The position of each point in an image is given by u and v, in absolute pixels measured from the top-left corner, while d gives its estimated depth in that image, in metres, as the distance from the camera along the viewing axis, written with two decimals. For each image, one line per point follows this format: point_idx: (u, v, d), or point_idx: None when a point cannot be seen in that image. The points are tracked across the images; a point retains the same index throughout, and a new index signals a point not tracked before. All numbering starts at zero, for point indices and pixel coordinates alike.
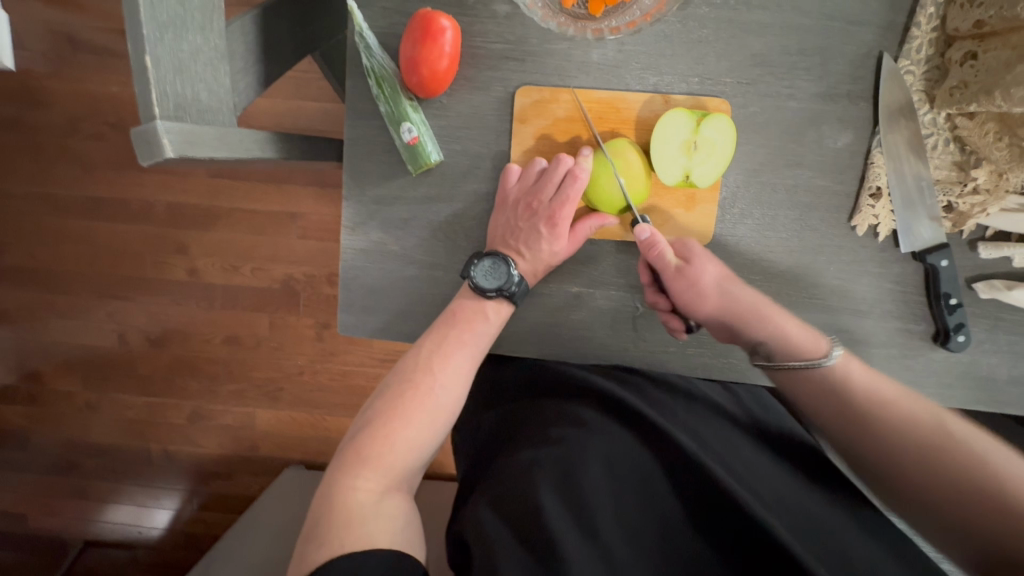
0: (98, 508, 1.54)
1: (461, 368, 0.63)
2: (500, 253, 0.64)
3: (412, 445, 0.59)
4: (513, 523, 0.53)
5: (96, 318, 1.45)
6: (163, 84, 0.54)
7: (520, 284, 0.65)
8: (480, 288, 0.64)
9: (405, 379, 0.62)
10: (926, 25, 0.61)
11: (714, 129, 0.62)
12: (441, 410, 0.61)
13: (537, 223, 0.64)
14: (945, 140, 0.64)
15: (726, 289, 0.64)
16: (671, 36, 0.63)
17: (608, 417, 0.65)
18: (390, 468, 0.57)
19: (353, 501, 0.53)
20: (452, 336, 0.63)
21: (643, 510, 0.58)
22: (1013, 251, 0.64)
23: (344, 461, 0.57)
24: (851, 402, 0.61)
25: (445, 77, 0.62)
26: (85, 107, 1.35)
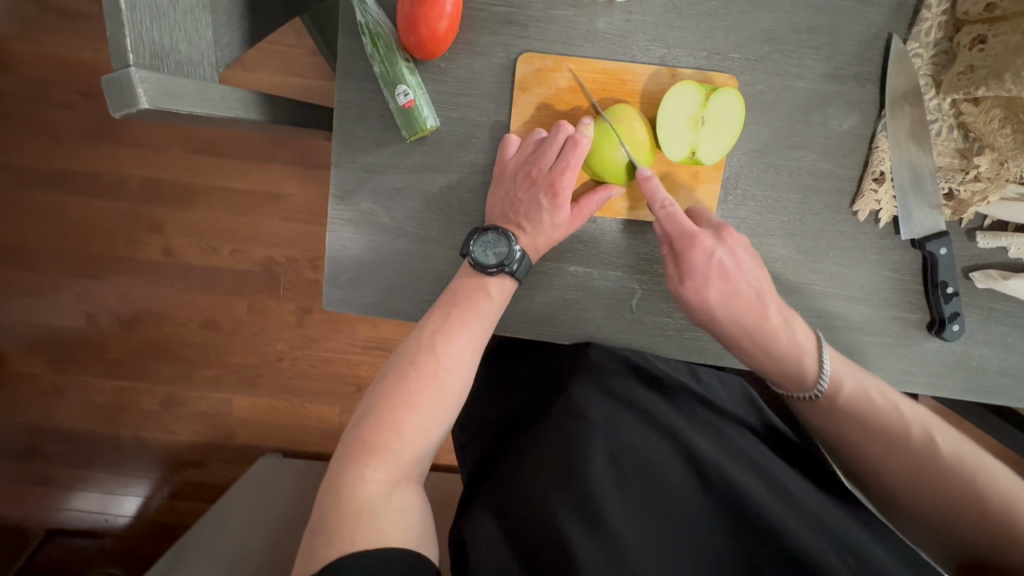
0: (61, 495, 1.47)
1: (468, 348, 0.60)
2: (499, 227, 0.61)
3: (422, 431, 0.55)
4: (520, 527, 0.52)
5: (63, 296, 1.38)
6: (139, 28, 0.50)
7: (521, 258, 0.61)
8: (480, 264, 0.61)
9: (409, 362, 0.58)
10: (936, 7, 0.60)
11: (722, 104, 0.60)
12: (450, 393, 0.58)
13: (538, 194, 0.61)
14: (949, 127, 0.63)
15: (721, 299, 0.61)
16: (680, 7, 0.61)
17: (616, 404, 0.62)
18: (399, 456, 0.53)
19: (362, 494, 0.50)
20: (456, 316, 0.60)
21: (654, 508, 0.54)
22: (1011, 241, 0.63)
23: (350, 452, 0.53)
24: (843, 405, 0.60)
25: (444, 39, 0.59)
26: (56, 72, 1.27)
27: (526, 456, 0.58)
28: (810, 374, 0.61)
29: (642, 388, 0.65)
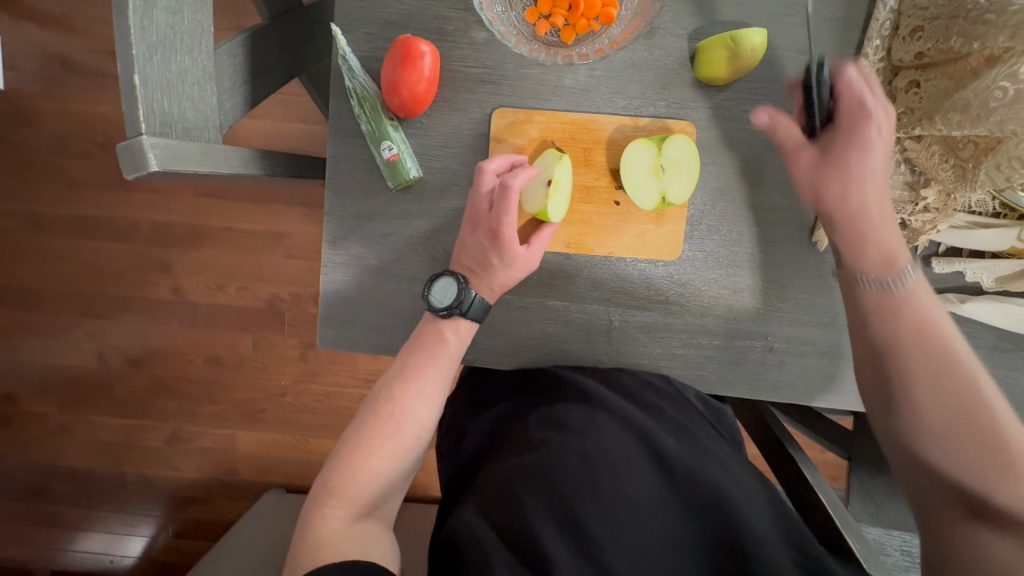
0: (69, 536, 1.50)
1: (430, 392, 0.63)
2: (449, 272, 0.65)
3: (380, 473, 0.58)
4: (497, 526, 0.54)
5: (75, 337, 1.44)
6: (151, 101, 0.56)
7: (473, 299, 0.64)
8: (431, 305, 0.64)
9: (369, 409, 0.62)
10: (873, 56, 0.66)
11: (677, 150, 0.65)
12: (411, 435, 0.61)
13: (483, 239, 0.64)
14: (896, 162, 0.67)
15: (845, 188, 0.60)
16: (638, 63, 0.67)
17: (588, 411, 0.64)
18: (357, 495, 0.57)
19: (323, 529, 0.54)
20: (414, 362, 0.64)
21: (623, 503, 0.57)
22: (964, 266, 0.67)
23: (315, 495, 0.57)
24: (911, 321, 0.57)
25: (425, 99, 0.65)
26: (73, 127, 1.36)
27: (505, 464, 0.61)
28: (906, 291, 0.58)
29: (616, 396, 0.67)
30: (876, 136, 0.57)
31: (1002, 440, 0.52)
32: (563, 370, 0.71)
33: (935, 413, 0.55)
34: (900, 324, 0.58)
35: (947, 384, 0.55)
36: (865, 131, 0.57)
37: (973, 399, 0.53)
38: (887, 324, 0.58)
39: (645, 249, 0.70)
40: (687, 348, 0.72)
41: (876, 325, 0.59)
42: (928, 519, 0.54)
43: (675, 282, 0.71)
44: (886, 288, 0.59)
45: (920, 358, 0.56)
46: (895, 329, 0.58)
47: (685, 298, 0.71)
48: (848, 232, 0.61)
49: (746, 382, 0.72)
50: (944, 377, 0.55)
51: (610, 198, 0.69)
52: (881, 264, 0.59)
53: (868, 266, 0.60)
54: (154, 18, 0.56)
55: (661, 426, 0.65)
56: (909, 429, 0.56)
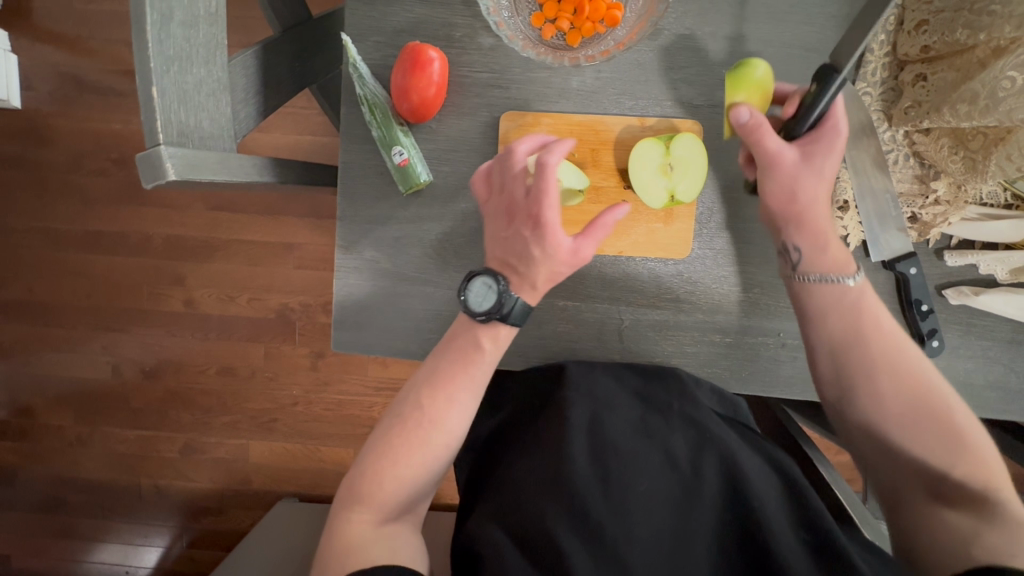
0: (86, 548, 1.52)
1: (460, 401, 0.61)
2: (489, 271, 0.62)
3: (407, 480, 0.58)
4: (513, 530, 0.55)
5: (91, 350, 1.46)
6: (168, 112, 0.58)
7: (514, 300, 0.61)
8: (470, 309, 0.61)
9: (397, 414, 0.61)
10: (879, 50, 0.66)
11: (684, 148, 0.66)
12: (439, 444, 0.60)
13: (522, 227, 0.61)
14: (905, 156, 0.67)
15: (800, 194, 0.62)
16: (643, 64, 0.68)
17: (596, 411, 0.65)
18: (385, 502, 0.57)
19: (350, 533, 0.55)
20: (444, 367, 0.62)
21: (634, 502, 0.58)
22: (978, 258, 0.67)
23: (342, 497, 0.58)
24: (866, 320, 0.62)
25: (434, 104, 0.66)
26: (89, 144, 1.39)
27: (517, 467, 0.62)
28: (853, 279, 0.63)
29: (625, 397, 0.67)
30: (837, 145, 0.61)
31: (951, 425, 0.57)
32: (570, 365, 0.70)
33: (893, 408, 0.60)
34: (856, 321, 0.62)
35: (902, 381, 0.60)
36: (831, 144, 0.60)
37: (928, 395, 0.59)
38: (846, 324, 0.62)
39: (655, 248, 0.70)
40: (698, 346, 0.72)
41: (834, 324, 0.63)
42: (901, 499, 0.59)
43: (686, 281, 0.71)
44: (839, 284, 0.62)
45: (877, 358, 0.61)
46: (854, 327, 0.62)
47: (696, 297, 0.71)
48: (800, 228, 0.63)
49: (760, 380, 0.72)
50: (901, 375, 0.60)
51: (619, 198, 0.69)
52: (834, 261, 0.63)
53: (820, 265, 0.63)
54: (170, 32, 0.57)
55: (672, 422, 0.65)
56: (871, 422, 0.61)
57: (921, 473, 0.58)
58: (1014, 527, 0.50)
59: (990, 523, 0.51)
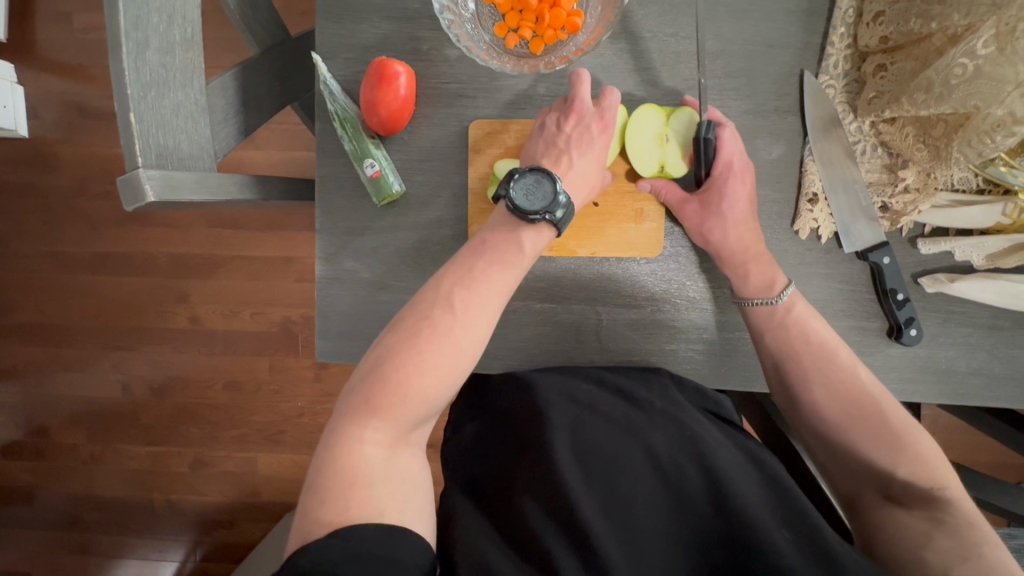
0: (102, 563, 1.55)
1: (489, 310, 0.58)
2: (542, 173, 0.63)
3: (429, 395, 0.54)
4: (499, 532, 0.55)
5: (100, 369, 1.50)
6: (146, 136, 0.60)
7: (563, 207, 0.63)
8: (522, 209, 0.62)
9: (421, 315, 0.56)
10: (839, 43, 0.66)
11: (681, 121, 0.68)
12: (464, 354, 0.56)
13: (580, 130, 0.67)
14: (873, 146, 0.68)
15: (720, 228, 0.66)
16: (607, 67, 0.69)
17: (577, 411, 0.66)
18: (403, 419, 0.52)
19: (360, 456, 0.49)
20: (480, 266, 0.60)
21: (612, 500, 0.58)
22: (952, 245, 0.67)
23: (350, 409, 0.52)
24: (797, 335, 0.64)
25: (403, 116, 0.68)
26: (92, 169, 1.44)
27: (499, 473, 0.62)
28: (773, 289, 0.66)
29: (607, 399, 0.68)
30: (741, 186, 0.67)
31: (891, 428, 0.58)
32: (547, 373, 0.71)
33: (832, 413, 0.61)
34: (789, 337, 0.64)
35: (840, 391, 0.61)
36: (734, 182, 0.66)
37: (865, 403, 0.60)
38: (780, 341, 0.64)
39: (625, 246, 0.71)
40: (676, 343, 0.72)
41: (770, 341, 0.65)
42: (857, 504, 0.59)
43: (660, 279, 0.72)
44: (768, 305, 0.65)
45: (814, 369, 0.62)
46: (788, 343, 0.64)
47: (671, 295, 0.72)
48: (721, 264, 0.67)
49: (737, 376, 0.73)
50: (837, 384, 0.61)
51: (589, 200, 0.71)
52: (760, 281, 0.66)
53: (750, 290, 0.66)
54: (146, 59, 0.60)
55: (652, 419, 0.65)
56: (821, 429, 0.62)
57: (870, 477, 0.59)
58: (960, 527, 0.50)
59: (940, 524, 0.51)
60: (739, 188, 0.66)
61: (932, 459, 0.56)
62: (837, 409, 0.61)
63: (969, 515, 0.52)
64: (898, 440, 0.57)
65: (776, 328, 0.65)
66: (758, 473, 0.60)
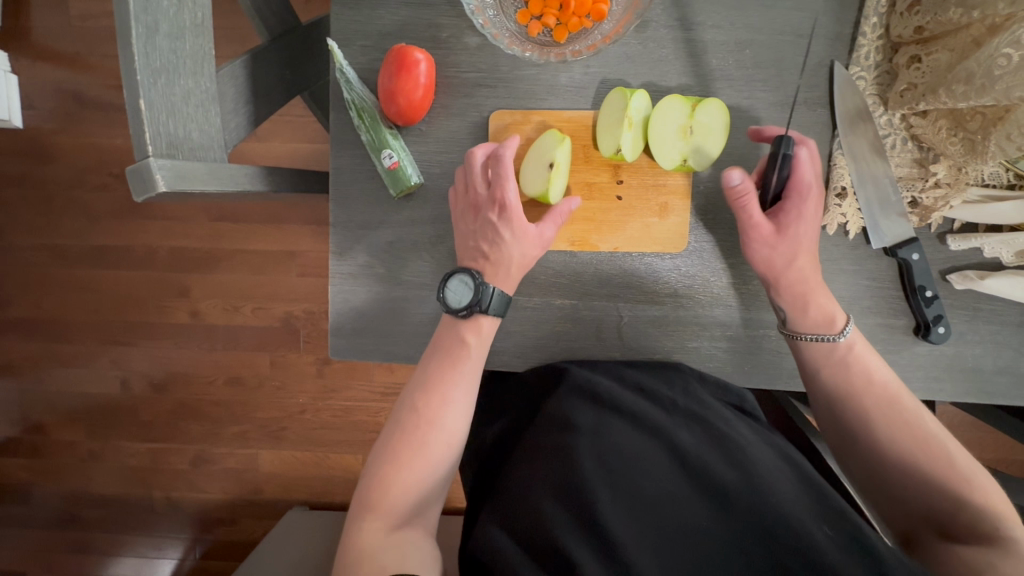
0: (100, 562, 1.53)
1: (456, 400, 0.61)
2: (461, 270, 0.63)
3: (415, 481, 0.58)
4: (521, 534, 0.53)
5: (99, 365, 1.47)
6: (157, 124, 0.58)
7: (491, 294, 0.63)
8: (451, 305, 0.63)
9: (399, 417, 0.61)
10: (871, 34, 0.65)
11: (708, 115, 0.65)
12: (441, 445, 0.60)
13: (485, 215, 0.64)
14: (903, 140, 0.66)
15: (782, 256, 0.64)
16: (633, 57, 0.67)
17: (602, 415, 0.64)
18: (395, 506, 0.56)
19: (363, 543, 0.54)
20: (440, 365, 0.63)
21: (638, 501, 0.55)
22: (982, 241, 0.65)
23: (354, 508, 0.57)
24: (857, 374, 0.62)
25: (422, 106, 0.66)
26: (91, 160, 1.40)
27: (523, 474, 0.59)
28: (835, 325, 0.64)
29: (632, 399, 0.65)
30: (809, 210, 0.64)
31: (957, 469, 0.56)
32: (577, 368, 0.69)
33: (893, 453, 0.59)
34: (848, 376, 0.63)
35: (900, 429, 0.59)
36: (806, 204, 0.64)
37: (930, 444, 0.58)
38: (838, 378, 0.63)
39: (649, 242, 0.70)
40: (699, 340, 0.71)
41: (827, 379, 0.64)
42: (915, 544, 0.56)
43: (682, 275, 0.70)
44: (830, 342, 0.63)
45: (872, 407, 0.61)
46: (847, 381, 0.62)
47: (694, 292, 0.70)
48: (779, 293, 0.66)
49: (760, 373, 0.71)
50: (899, 422, 0.59)
51: (612, 193, 0.69)
52: (820, 313, 0.64)
53: (808, 324, 0.65)
54: (157, 44, 0.57)
55: (675, 420, 0.64)
56: (878, 466, 0.60)
57: (928, 516, 0.56)
58: None
59: (1009, 556, 0.49)
60: (812, 210, 0.64)
61: (1002, 501, 0.54)
62: (896, 444, 0.59)
63: None
64: (962, 483, 0.55)
65: (833, 363, 0.64)
66: (789, 470, 0.59)
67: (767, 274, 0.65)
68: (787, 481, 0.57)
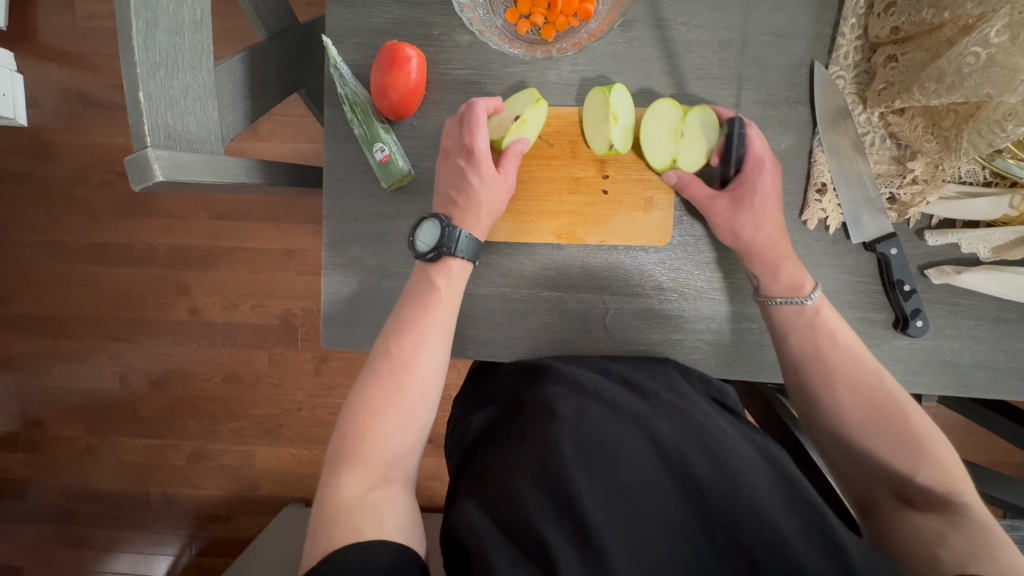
0: (96, 557, 1.54)
1: (427, 346, 0.63)
2: (433, 215, 0.66)
3: (391, 431, 0.58)
4: (501, 521, 0.54)
5: (98, 360, 1.49)
6: (155, 117, 0.59)
7: (461, 237, 0.65)
8: (419, 250, 0.65)
9: (371, 368, 0.62)
10: (850, 34, 0.67)
11: (699, 119, 0.67)
12: (415, 390, 0.61)
13: (458, 161, 0.67)
14: (881, 137, 0.68)
15: (749, 225, 0.66)
16: (619, 55, 0.69)
17: (584, 402, 0.63)
18: (373, 458, 0.57)
19: (340, 497, 0.53)
20: (411, 315, 0.64)
21: (616, 490, 0.56)
22: (959, 237, 0.67)
23: (329, 465, 0.57)
24: (822, 336, 0.64)
25: (413, 101, 0.68)
26: (93, 158, 1.43)
27: (503, 463, 0.59)
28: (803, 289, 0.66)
29: (613, 388, 0.66)
30: (767, 180, 0.68)
31: (914, 434, 0.58)
32: (560, 356, 0.71)
33: (854, 417, 0.61)
34: (814, 340, 0.65)
35: (862, 392, 0.61)
36: (761, 177, 0.67)
37: (890, 409, 0.60)
38: (804, 342, 0.65)
39: (635, 236, 0.71)
40: (683, 333, 0.73)
41: (794, 342, 0.66)
42: (871, 502, 0.59)
43: (667, 268, 0.72)
44: (796, 305, 0.66)
45: (837, 370, 0.63)
46: (812, 344, 0.65)
47: (678, 285, 0.72)
48: (751, 261, 0.67)
49: (742, 365, 0.73)
50: (861, 386, 0.61)
51: (598, 187, 0.70)
52: (789, 281, 0.67)
53: (779, 289, 0.67)
54: (157, 39, 0.59)
55: (659, 409, 0.63)
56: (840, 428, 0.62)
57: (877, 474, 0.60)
58: (975, 529, 0.51)
59: (956, 525, 0.51)
60: (769, 181, 0.68)
61: (957, 469, 0.57)
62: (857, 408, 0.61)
63: (983, 519, 0.52)
64: (914, 441, 0.58)
65: (801, 325, 0.66)
66: (766, 463, 0.60)
67: (738, 243, 0.67)
68: (762, 474, 0.58)
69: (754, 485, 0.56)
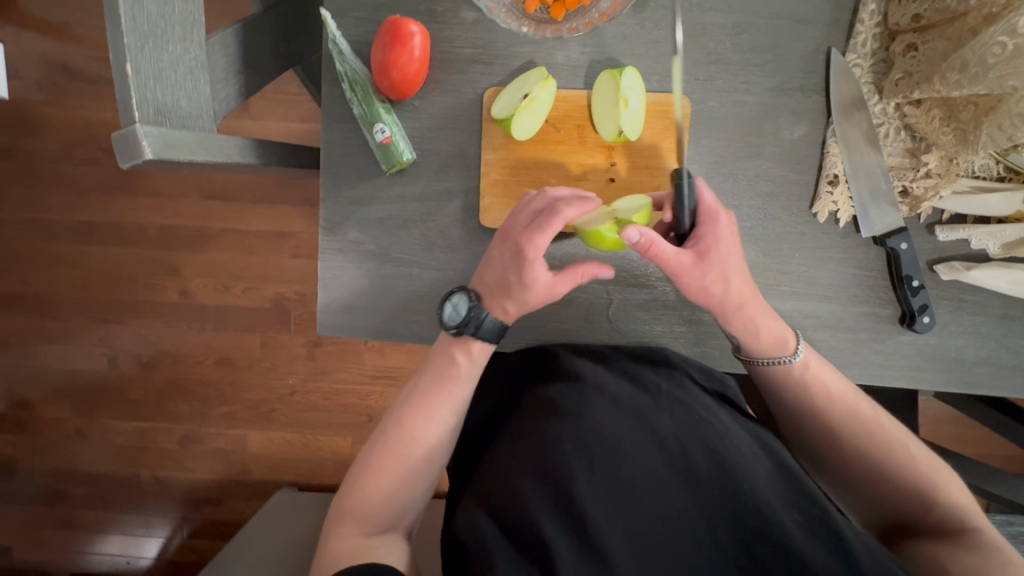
0: (86, 539, 1.53)
1: (440, 418, 0.60)
2: (466, 288, 0.61)
3: (390, 492, 0.58)
4: (500, 520, 0.53)
5: (86, 342, 1.46)
6: (144, 90, 0.56)
7: (486, 320, 0.61)
8: (443, 320, 0.61)
9: (383, 427, 0.61)
10: (869, 21, 0.65)
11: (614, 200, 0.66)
12: (422, 460, 0.59)
13: (503, 250, 0.59)
14: (896, 129, 0.66)
15: (720, 285, 0.59)
16: (630, 36, 0.66)
17: (580, 391, 0.61)
18: (372, 515, 0.57)
19: (338, 549, 0.54)
20: (430, 384, 0.62)
21: (616, 484, 0.54)
22: (970, 233, 0.66)
23: (332, 514, 0.58)
24: (817, 393, 0.61)
25: (416, 81, 0.65)
26: (79, 134, 1.38)
27: (504, 457, 0.58)
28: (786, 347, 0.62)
29: (613, 377, 0.64)
30: (726, 231, 0.58)
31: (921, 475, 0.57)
32: (562, 350, 0.70)
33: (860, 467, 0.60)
34: (810, 397, 0.61)
35: (867, 442, 0.59)
36: (720, 231, 0.58)
37: (893, 449, 0.58)
38: (800, 402, 0.62)
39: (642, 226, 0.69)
40: (685, 325, 0.72)
41: (792, 400, 0.63)
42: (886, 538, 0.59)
43: None
44: (785, 364, 0.62)
45: (838, 424, 0.60)
46: (809, 403, 0.62)
47: None
48: (727, 320, 0.62)
49: None
50: (863, 436, 0.59)
51: (605, 175, 0.68)
52: (770, 336, 0.62)
53: (761, 347, 0.63)
54: (146, 7, 0.56)
55: (660, 401, 0.61)
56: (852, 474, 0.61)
57: (897, 519, 0.59)
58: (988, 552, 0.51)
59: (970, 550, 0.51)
60: (728, 231, 0.58)
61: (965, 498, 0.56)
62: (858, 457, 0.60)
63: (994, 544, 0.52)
64: (929, 493, 0.56)
65: (782, 376, 0.63)
66: (767, 457, 0.59)
67: (710, 304, 0.61)
68: (763, 467, 0.57)
69: (756, 479, 0.55)
